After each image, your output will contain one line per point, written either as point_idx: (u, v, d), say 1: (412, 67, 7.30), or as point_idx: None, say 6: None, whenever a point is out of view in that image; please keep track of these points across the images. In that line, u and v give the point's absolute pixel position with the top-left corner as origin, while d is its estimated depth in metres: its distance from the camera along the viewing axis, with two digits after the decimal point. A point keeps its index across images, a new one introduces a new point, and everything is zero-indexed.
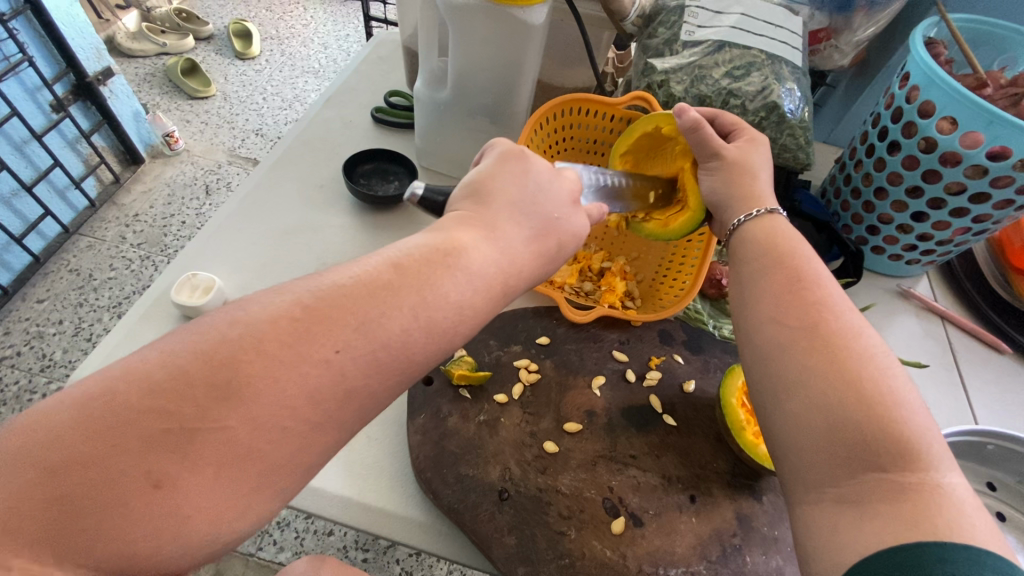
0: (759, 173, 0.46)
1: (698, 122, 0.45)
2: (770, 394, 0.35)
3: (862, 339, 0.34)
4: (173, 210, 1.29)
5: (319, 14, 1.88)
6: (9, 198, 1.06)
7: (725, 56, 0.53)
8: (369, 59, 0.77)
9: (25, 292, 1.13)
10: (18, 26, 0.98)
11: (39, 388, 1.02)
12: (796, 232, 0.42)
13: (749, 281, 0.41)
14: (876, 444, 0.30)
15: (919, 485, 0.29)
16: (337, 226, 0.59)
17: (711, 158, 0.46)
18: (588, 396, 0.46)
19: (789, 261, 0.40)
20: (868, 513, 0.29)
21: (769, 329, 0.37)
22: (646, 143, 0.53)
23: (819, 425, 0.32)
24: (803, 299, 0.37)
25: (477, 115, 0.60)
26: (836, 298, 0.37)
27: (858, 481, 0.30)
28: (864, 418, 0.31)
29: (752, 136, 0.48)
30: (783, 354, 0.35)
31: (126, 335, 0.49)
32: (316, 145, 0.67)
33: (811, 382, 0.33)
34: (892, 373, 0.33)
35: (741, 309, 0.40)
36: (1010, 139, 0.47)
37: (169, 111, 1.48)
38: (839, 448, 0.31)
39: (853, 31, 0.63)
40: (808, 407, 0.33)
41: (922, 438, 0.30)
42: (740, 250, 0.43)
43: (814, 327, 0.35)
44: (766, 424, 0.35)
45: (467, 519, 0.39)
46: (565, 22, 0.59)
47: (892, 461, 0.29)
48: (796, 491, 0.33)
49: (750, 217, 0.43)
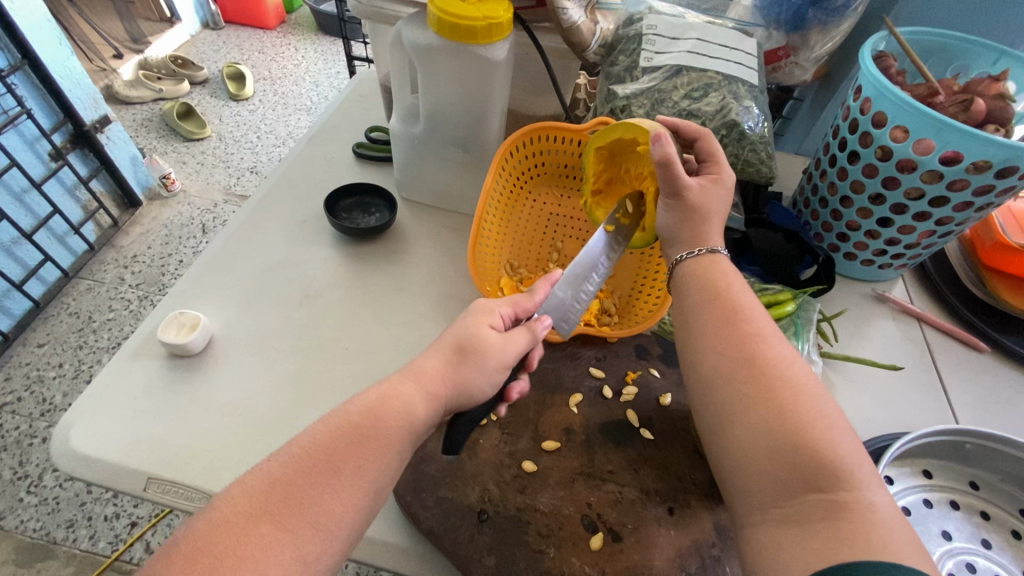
0: (713, 217, 0.46)
1: (668, 158, 0.44)
2: (716, 422, 0.37)
3: (794, 366, 0.37)
4: (169, 249, 1.32)
5: (311, 54, 1.94)
6: (10, 246, 1.09)
7: (683, 79, 0.56)
8: (351, 97, 0.80)
9: (25, 337, 1.14)
10: (17, 81, 1.02)
11: (39, 432, 1.03)
12: (734, 267, 0.44)
13: (690, 311, 0.42)
14: (817, 466, 0.32)
15: (854, 503, 0.30)
16: (321, 259, 0.61)
17: (672, 194, 0.46)
18: (565, 413, 0.47)
19: (726, 292, 0.42)
20: (808, 531, 0.30)
21: (711, 357, 0.39)
22: (622, 146, 0.52)
23: (764, 449, 0.33)
24: (741, 329, 0.39)
25: (448, 145, 0.62)
26: (768, 328, 0.39)
27: (801, 502, 0.31)
28: (802, 442, 0.32)
29: (720, 172, 0.48)
30: (727, 382, 0.37)
31: (114, 373, 0.50)
32: (300, 182, 0.69)
33: (752, 409, 0.35)
34: (824, 399, 0.35)
35: (683, 338, 0.42)
36: (961, 143, 0.49)
37: (165, 153, 1.53)
38: (782, 472, 0.32)
39: (811, 47, 0.65)
40: (753, 432, 0.34)
41: (853, 460, 0.32)
42: (681, 284, 0.45)
43: (752, 357, 0.37)
44: (715, 453, 0.36)
45: (447, 540, 0.40)
46: (531, 55, 0.62)
47: (830, 482, 0.31)
48: (742, 514, 0.34)
49: (693, 255, 0.45)
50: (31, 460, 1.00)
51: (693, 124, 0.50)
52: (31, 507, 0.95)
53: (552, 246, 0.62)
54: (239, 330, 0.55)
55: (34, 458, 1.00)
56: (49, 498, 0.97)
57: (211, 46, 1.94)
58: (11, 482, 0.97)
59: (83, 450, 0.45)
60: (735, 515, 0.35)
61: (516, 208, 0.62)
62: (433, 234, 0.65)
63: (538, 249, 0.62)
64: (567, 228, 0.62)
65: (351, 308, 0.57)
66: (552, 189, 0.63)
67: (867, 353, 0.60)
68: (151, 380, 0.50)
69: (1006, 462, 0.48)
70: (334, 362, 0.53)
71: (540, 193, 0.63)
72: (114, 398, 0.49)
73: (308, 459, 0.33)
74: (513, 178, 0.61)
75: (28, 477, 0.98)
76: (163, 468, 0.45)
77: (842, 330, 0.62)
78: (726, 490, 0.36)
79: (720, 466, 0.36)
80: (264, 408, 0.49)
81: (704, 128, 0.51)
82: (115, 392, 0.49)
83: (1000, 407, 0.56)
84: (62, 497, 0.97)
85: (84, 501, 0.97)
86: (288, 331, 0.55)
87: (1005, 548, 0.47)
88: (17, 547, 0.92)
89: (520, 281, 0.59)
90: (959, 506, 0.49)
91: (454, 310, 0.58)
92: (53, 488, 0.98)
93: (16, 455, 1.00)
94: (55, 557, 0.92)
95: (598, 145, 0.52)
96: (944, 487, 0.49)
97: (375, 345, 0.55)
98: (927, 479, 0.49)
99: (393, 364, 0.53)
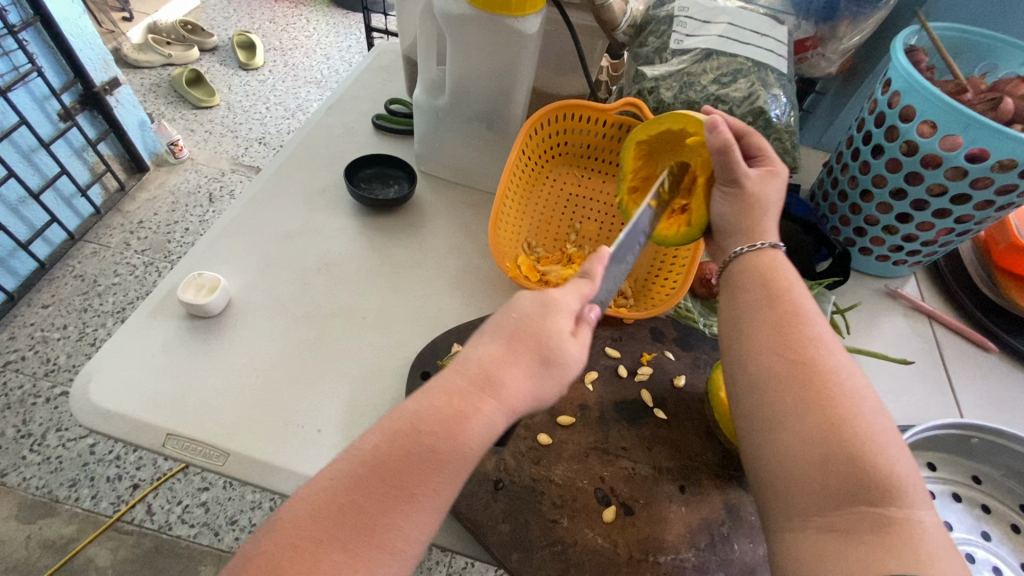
0: (770, 209, 0.47)
1: (727, 144, 0.45)
2: (763, 423, 0.37)
3: (851, 377, 0.37)
4: (176, 217, 1.31)
5: (322, 26, 1.92)
6: (16, 205, 1.08)
7: (713, 63, 0.56)
8: (371, 68, 0.79)
9: (30, 297, 1.14)
10: (27, 37, 1.01)
11: (43, 392, 1.03)
12: (790, 263, 0.45)
13: (744, 309, 0.42)
14: (868, 481, 0.32)
15: (903, 520, 0.31)
16: (338, 228, 0.61)
17: (730, 182, 0.47)
18: (581, 390, 0.48)
19: (785, 293, 0.42)
20: (852, 541, 0.31)
21: (764, 358, 0.39)
22: (665, 140, 0.53)
23: (815, 458, 0.34)
24: (797, 334, 0.39)
25: (472, 120, 0.62)
26: (826, 335, 0.40)
27: (846, 513, 0.32)
28: (855, 455, 0.33)
29: (774, 166, 0.49)
30: (782, 385, 0.37)
31: (133, 330, 0.50)
32: (319, 151, 0.68)
33: (806, 415, 0.35)
34: (879, 414, 0.35)
35: (733, 335, 0.42)
36: (989, 141, 0.49)
37: (173, 120, 1.51)
38: (830, 482, 0.33)
39: (839, 39, 0.65)
40: (804, 438, 0.34)
41: (905, 477, 0.32)
42: (737, 278, 0.45)
43: (809, 362, 0.37)
44: (758, 453, 0.37)
45: (462, 506, 0.40)
46: (558, 32, 0.61)
47: (879, 496, 0.32)
48: (778, 517, 0.35)
49: (753, 249, 0.45)
50: (34, 419, 1.00)
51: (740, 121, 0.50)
52: (34, 465, 0.96)
53: (570, 227, 0.62)
54: (257, 294, 0.55)
55: (38, 417, 1.00)
56: (52, 457, 0.97)
57: (221, 13, 1.91)
58: (14, 440, 0.98)
59: (103, 404, 0.46)
60: (768, 517, 0.35)
61: (535, 188, 0.62)
62: (451, 210, 0.65)
63: (556, 229, 0.62)
64: (585, 209, 0.62)
65: (369, 279, 0.58)
66: (573, 171, 0.63)
67: (877, 346, 0.61)
68: (170, 338, 0.50)
69: (1010, 458, 0.49)
70: (352, 329, 0.53)
71: (561, 173, 0.63)
72: (132, 355, 0.49)
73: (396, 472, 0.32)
74: (536, 156, 0.60)
75: (31, 436, 0.98)
76: (183, 426, 0.46)
77: (853, 323, 0.63)
78: (760, 492, 0.36)
79: (757, 467, 0.37)
80: (285, 374, 0.50)
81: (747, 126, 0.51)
82: (133, 349, 0.49)
83: (1006, 406, 0.57)
84: (65, 457, 0.98)
85: (87, 462, 0.98)
86: (308, 299, 0.55)
87: (1004, 540, 0.48)
88: (19, 503, 0.93)
89: (536, 260, 0.59)
90: (960, 499, 0.50)
91: (470, 285, 0.58)
92: (56, 447, 0.98)
93: (19, 414, 1.00)
94: (56, 514, 0.93)
95: (642, 137, 0.52)
96: (946, 479, 0.50)
97: (391, 316, 0.55)
98: (931, 471, 0.50)
99: (409, 337, 0.54)
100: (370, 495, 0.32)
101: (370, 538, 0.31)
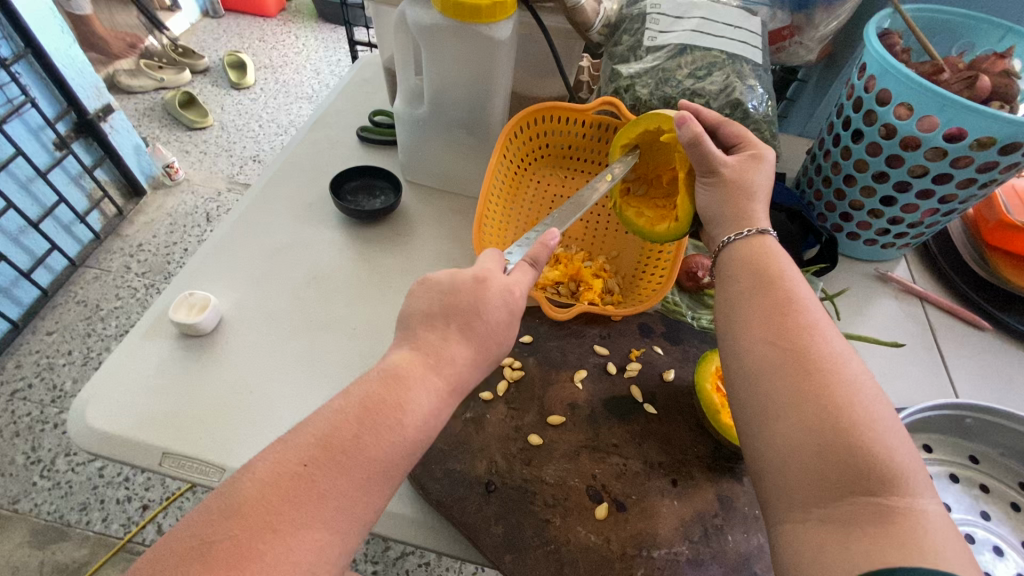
0: (758, 194, 0.47)
1: (697, 136, 0.45)
2: (760, 415, 0.37)
3: (849, 364, 0.37)
4: (175, 238, 1.33)
5: (311, 41, 1.93)
6: (17, 235, 1.09)
7: (687, 58, 0.56)
8: (354, 81, 0.80)
9: (35, 325, 1.16)
10: (20, 70, 1.02)
11: (50, 418, 1.04)
12: (781, 248, 0.45)
13: (737, 299, 0.42)
14: (870, 470, 0.32)
15: (906, 510, 0.30)
16: (327, 241, 0.62)
17: (708, 172, 0.48)
18: (570, 389, 0.48)
19: (778, 280, 0.42)
20: (856, 534, 0.30)
21: (758, 348, 0.39)
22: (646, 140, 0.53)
23: (812, 449, 0.34)
24: (792, 322, 0.39)
25: (452, 127, 0.62)
26: (822, 322, 0.39)
27: (847, 504, 0.32)
28: (854, 445, 0.32)
29: (757, 149, 0.49)
30: (776, 375, 0.37)
31: (128, 352, 0.51)
32: (306, 165, 0.69)
33: (801, 405, 0.35)
34: (878, 401, 0.35)
35: (727, 327, 0.42)
36: (965, 120, 0.49)
37: (167, 143, 1.53)
38: (829, 473, 0.33)
39: (815, 27, 0.65)
40: (800, 429, 0.34)
41: (906, 466, 0.32)
42: (730, 266, 0.45)
43: (803, 350, 0.37)
44: (756, 446, 0.37)
45: (455, 510, 0.41)
46: (533, 36, 0.61)
47: (879, 485, 0.31)
48: (778, 511, 0.34)
49: (741, 237, 0.45)
50: (43, 444, 1.01)
51: (713, 113, 0.50)
52: (44, 491, 0.97)
53: None
54: (248, 311, 0.55)
55: (46, 443, 1.01)
56: (62, 482, 0.98)
57: (211, 35, 1.93)
58: (24, 467, 0.99)
59: (99, 426, 0.47)
60: (769, 511, 0.35)
61: (517, 190, 0.62)
62: (437, 217, 0.65)
63: None
64: None
65: (359, 290, 0.58)
66: (556, 171, 0.64)
67: (868, 331, 0.61)
68: (164, 359, 0.51)
69: (1004, 436, 0.49)
70: (343, 340, 0.54)
71: (542, 175, 0.63)
72: (126, 376, 0.50)
73: (378, 482, 0.32)
74: (516, 159, 0.61)
75: (41, 462, 1.00)
76: (177, 444, 0.46)
77: (844, 309, 0.63)
78: (759, 486, 0.36)
79: (756, 459, 0.37)
80: (281, 391, 0.50)
81: (723, 116, 0.51)
82: (127, 371, 0.50)
83: (1001, 385, 0.57)
84: (75, 481, 0.99)
85: (96, 485, 0.99)
86: (299, 312, 0.56)
87: (1003, 520, 0.48)
88: (32, 529, 0.94)
89: None
90: (959, 480, 0.49)
91: None
92: (65, 472, 0.99)
93: (29, 440, 1.01)
94: (68, 539, 0.94)
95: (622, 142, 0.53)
96: (944, 460, 0.50)
97: (382, 326, 0.56)
98: (928, 453, 0.50)
99: None
100: (360, 506, 0.32)
101: (353, 546, 0.31)
